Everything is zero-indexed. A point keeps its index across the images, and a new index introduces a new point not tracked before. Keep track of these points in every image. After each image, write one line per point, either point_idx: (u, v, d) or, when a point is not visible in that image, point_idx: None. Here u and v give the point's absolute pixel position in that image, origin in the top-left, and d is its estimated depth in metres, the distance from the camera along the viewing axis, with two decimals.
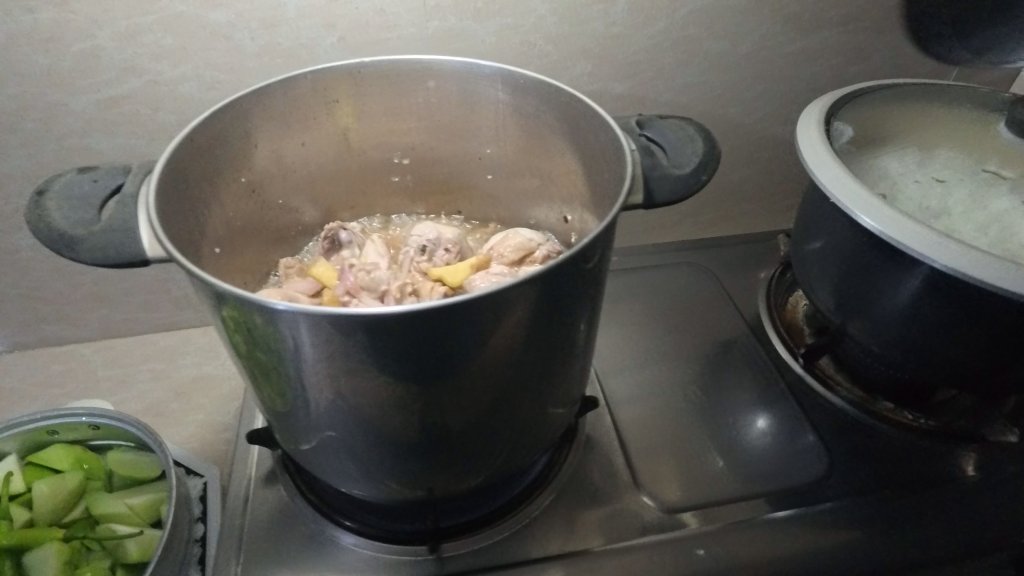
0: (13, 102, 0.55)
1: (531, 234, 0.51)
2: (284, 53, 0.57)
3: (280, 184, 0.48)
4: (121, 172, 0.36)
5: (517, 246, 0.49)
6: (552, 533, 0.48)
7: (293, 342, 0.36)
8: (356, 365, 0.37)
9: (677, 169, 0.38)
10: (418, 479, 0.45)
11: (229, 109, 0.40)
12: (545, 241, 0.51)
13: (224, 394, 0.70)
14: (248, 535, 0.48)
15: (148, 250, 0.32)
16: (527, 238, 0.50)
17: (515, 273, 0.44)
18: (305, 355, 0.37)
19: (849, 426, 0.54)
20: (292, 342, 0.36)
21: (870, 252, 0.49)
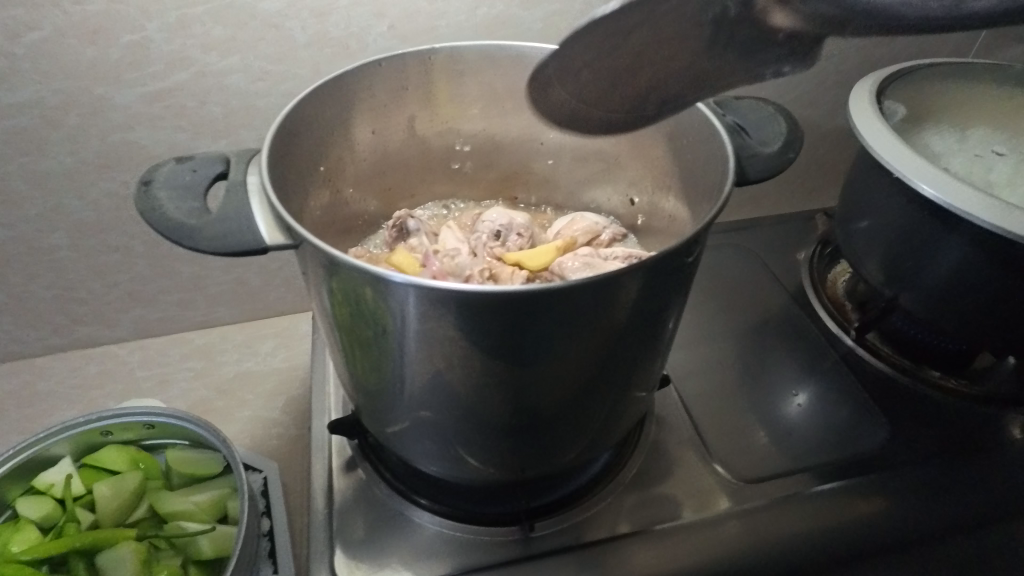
0: (58, 97, 0.53)
1: (595, 218, 0.51)
2: (334, 43, 0.56)
3: (351, 174, 0.48)
4: (218, 160, 0.36)
5: (585, 229, 0.50)
6: (636, 507, 0.48)
7: (402, 317, 0.36)
8: (462, 343, 0.37)
9: (766, 147, 0.39)
10: (504, 460, 0.45)
11: (318, 95, 0.39)
12: (608, 224, 0.51)
13: (269, 389, 0.70)
14: (331, 519, 0.47)
15: (267, 238, 0.32)
16: (592, 222, 0.51)
17: (594, 256, 0.45)
18: (411, 332, 0.37)
19: (903, 393, 0.56)
20: (401, 317, 0.36)
21: (921, 222, 0.51)
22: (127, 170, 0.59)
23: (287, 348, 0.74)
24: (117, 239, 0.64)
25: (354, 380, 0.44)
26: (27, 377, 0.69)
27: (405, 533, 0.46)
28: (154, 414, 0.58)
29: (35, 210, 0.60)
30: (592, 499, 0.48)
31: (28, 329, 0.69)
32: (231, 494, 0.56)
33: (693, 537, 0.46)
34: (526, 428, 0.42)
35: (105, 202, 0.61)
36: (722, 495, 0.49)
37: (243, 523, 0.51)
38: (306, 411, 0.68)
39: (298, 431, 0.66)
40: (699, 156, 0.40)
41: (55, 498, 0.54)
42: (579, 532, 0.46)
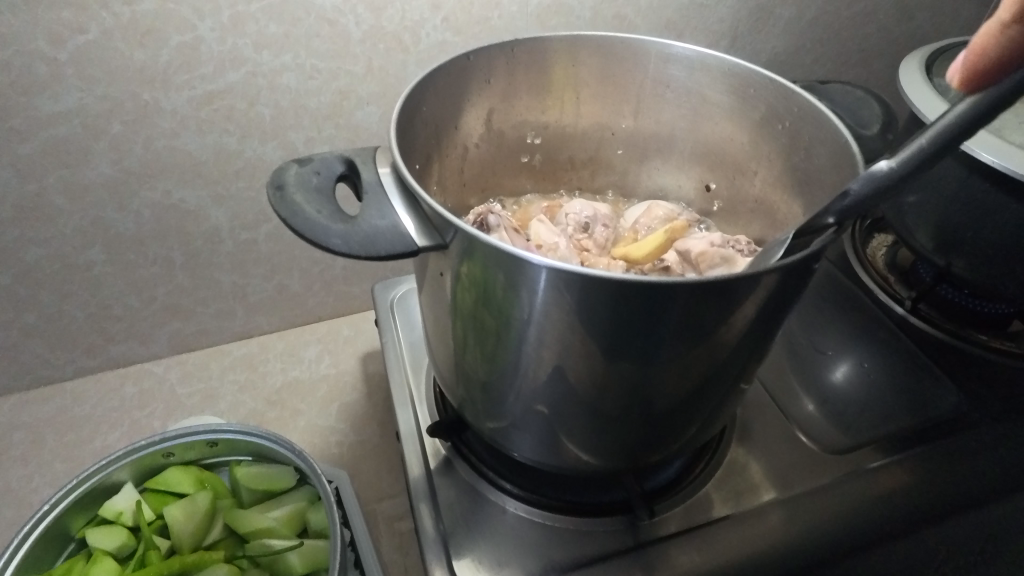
0: (102, 104, 0.51)
1: (671, 206, 0.53)
2: (389, 37, 0.54)
3: (436, 171, 0.47)
4: (336, 160, 0.35)
5: (664, 215, 0.51)
6: (735, 486, 0.49)
7: (530, 312, 0.34)
8: (589, 343, 0.34)
9: (866, 129, 0.41)
10: (613, 455, 0.43)
11: (423, 88, 0.39)
12: (683, 212, 0.53)
13: (321, 396, 0.67)
14: (436, 523, 0.46)
15: (418, 241, 0.31)
16: (669, 209, 0.52)
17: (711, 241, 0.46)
18: (535, 327, 0.35)
19: (960, 357, 0.58)
20: (529, 312, 0.34)
21: (978, 191, 0.52)
22: (170, 177, 0.57)
23: (332, 354, 0.71)
24: (157, 251, 0.62)
25: (459, 372, 0.43)
26: (59, 403, 0.65)
27: (505, 525, 0.46)
28: (218, 430, 0.56)
29: (72, 225, 0.57)
30: (689, 489, 0.48)
31: (60, 350, 0.65)
32: (311, 507, 0.54)
33: (785, 509, 0.47)
34: (636, 424, 0.41)
35: (146, 213, 0.59)
36: (806, 468, 0.50)
37: (337, 531, 0.48)
38: (364, 416, 0.65)
39: (359, 438, 0.63)
40: (799, 140, 0.42)
41: (128, 527, 0.53)
42: (678, 518, 0.47)
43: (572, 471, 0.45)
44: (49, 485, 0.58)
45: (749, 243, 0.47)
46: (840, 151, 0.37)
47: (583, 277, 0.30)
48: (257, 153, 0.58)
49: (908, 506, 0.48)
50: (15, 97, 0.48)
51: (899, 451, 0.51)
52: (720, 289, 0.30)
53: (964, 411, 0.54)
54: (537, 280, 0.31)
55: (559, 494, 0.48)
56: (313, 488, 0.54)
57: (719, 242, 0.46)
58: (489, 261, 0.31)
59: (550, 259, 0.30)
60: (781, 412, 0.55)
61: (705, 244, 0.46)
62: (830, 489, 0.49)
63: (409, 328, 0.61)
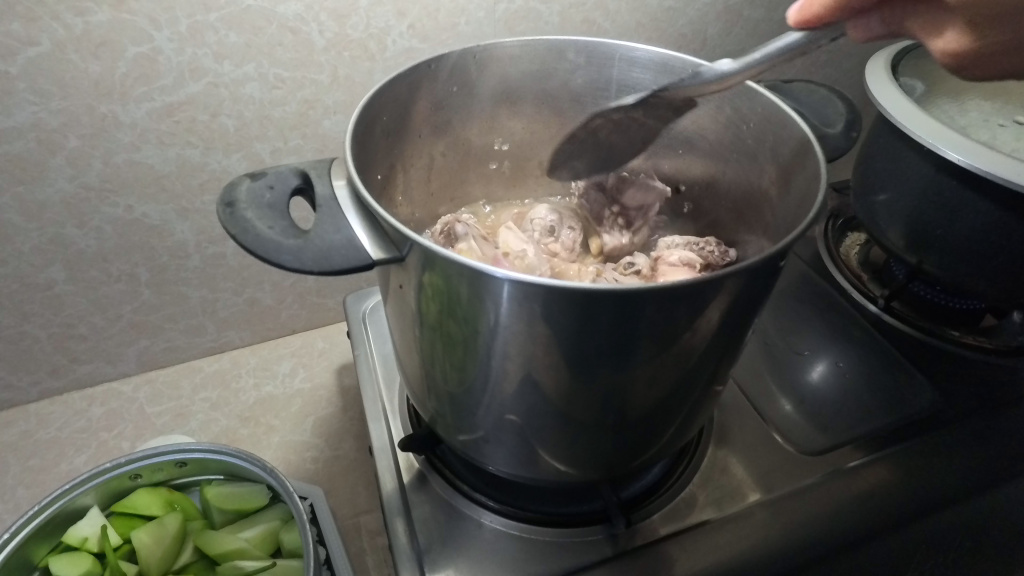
0: (57, 118, 0.49)
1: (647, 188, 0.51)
2: (353, 45, 0.54)
3: (401, 181, 0.46)
4: (291, 174, 0.34)
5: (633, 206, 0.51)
6: (714, 490, 0.48)
7: (494, 322, 0.33)
8: (554, 352, 0.33)
9: (831, 128, 0.41)
10: (589, 464, 0.43)
11: (385, 95, 0.39)
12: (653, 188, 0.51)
13: (295, 412, 0.65)
14: (413, 537, 0.45)
15: (374, 254, 0.30)
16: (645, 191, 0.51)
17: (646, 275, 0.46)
18: (500, 338, 0.34)
19: (932, 355, 0.58)
20: (493, 322, 0.33)
21: (949, 189, 0.51)
22: (131, 192, 0.55)
23: (306, 367, 0.70)
24: (121, 267, 0.60)
25: (428, 385, 0.42)
26: (23, 427, 0.63)
27: (482, 540, 0.45)
28: (188, 450, 0.54)
29: (31, 243, 0.55)
30: (668, 496, 0.48)
31: (22, 373, 0.63)
32: (284, 526, 0.52)
33: (768, 513, 0.47)
34: (610, 431, 0.40)
35: (108, 229, 0.57)
36: (786, 471, 0.50)
37: (310, 550, 0.46)
38: (340, 431, 0.64)
39: (335, 453, 0.62)
40: (765, 140, 0.42)
41: (93, 553, 0.51)
42: (659, 524, 0.46)
43: (547, 483, 0.45)
44: (12, 512, 0.56)
45: (719, 244, 0.47)
46: (804, 153, 0.37)
47: (546, 288, 0.29)
48: (222, 166, 0.57)
49: (887, 506, 0.48)
50: None
51: (877, 450, 0.51)
52: (686, 295, 0.30)
53: (939, 408, 0.54)
54: (501, 292, 0.30)
55: (537, 505, 0.47)
56: (286, 507, 0.53)
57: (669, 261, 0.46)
58: (451, 273, 0.30)
59: (511, 272, 0.29)
60: (757, 413, 0.54)
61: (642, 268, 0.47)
62: (811, 491, 0.48)
63: (382, 340, 0.60)
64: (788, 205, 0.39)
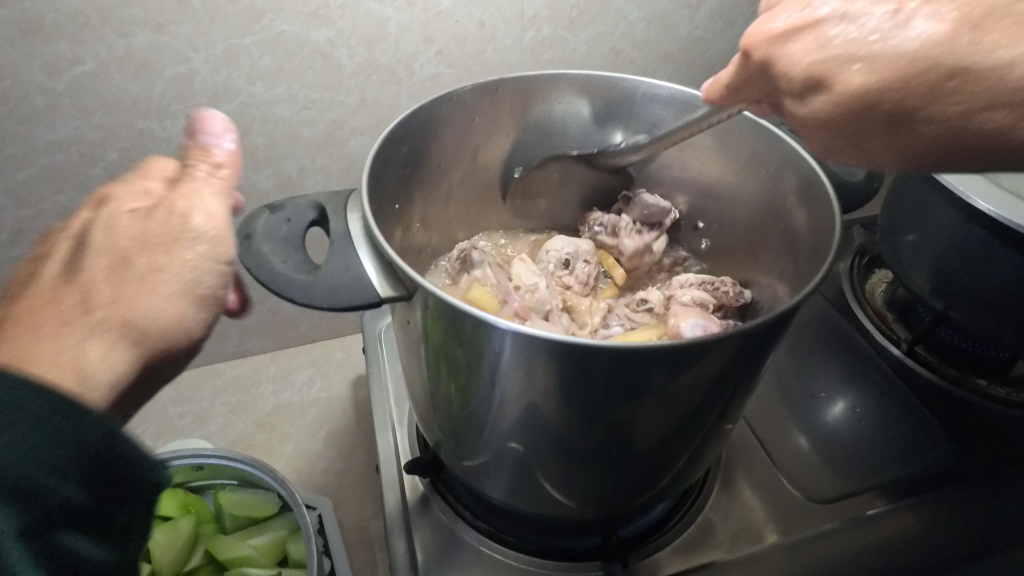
0: (98, 132, 0.52)
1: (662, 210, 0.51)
2: (381, 70, 0.55)
3: (418, 206, 0.47)
4: (309, 207, 0.36)
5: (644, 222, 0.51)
6: (716, 527, 0.48)
7: (494, 356, 0.33)
8: (553, 389, 0.34)
9: (852, 176, 0.41)
10: (589, 498, 0.43)
11: (401, 130, 0.40)
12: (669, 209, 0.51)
13: (310, 421, 0.67)
14: (421, 560, 0.45)
15: (382, 291, 0.32)
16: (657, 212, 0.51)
17: (655, 315, 0.46)
18: (501, 371, 0.34)
19: (955, 402, 0.56)
20: (493, 355, 0.33)
21: (976, 239, 0.50)
22: None
23: (324, 377, 0.72)
24: None
25: (432, 409, 0.43)
26: None
27: (479, 562, 0.45)
28: (204, 455, 0.56)
29: None
30: (674, 532, 0.48)
31: None
32: (291, 537, 0.54)
33: (783, 555, 0.46)
34: (615, 467, 0.40)
35: None
36: (794, 514, 0.49)
37: (314, 562, 0.47)
38: (351, 443, 0.65)
39: (346, 465, 0.63)
40: (784, 185, 0.42)
41: None
42: (669, 560, 0.46)
43: (547, 513, 0.45)
44: None
45: (733, 284, 0.47)
46: (821, 204, 0.38)
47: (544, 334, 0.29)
48: (251, 181, 0.58)
49: (897, 557, 0.47)
50: (15, 126, 0.49)
51: (894, 499, 0.50)
52: (692, 349, 0.31)
53: (957, 461, 0.52)
54: (507, 337, 0.31)
55: (537, 535, 0.47)
56: (294, 517, 0.54)
57: (687, 300, 0.45)
58: (454, 309, 0.31)
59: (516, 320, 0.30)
60: (768, 452, 0.53)
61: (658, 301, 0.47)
62: (820, 538, 0.47)
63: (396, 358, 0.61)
64: (806, 255, 0.40)
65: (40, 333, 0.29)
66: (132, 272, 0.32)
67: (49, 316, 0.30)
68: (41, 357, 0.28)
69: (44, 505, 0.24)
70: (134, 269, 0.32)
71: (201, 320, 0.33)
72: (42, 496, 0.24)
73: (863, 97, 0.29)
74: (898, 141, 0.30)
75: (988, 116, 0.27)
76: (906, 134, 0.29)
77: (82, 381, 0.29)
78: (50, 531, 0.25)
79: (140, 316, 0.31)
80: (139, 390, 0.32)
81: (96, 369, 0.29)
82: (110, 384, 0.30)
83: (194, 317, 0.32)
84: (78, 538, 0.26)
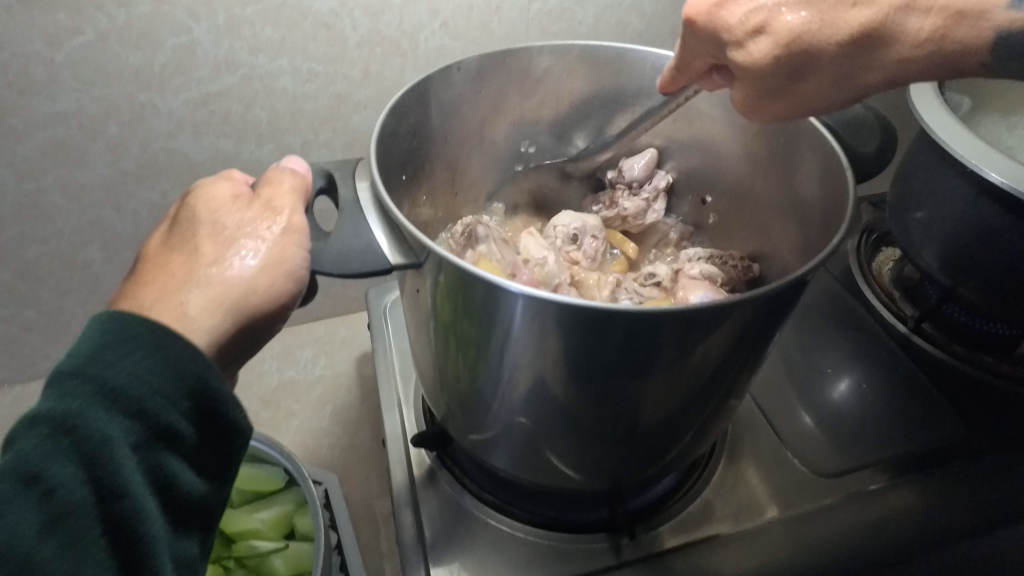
0: (99, 105, 0.51)
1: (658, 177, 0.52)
2: (386, 42, 0.54)
3: (424, 179, 0.47)
4: (318, 175, 0.36)
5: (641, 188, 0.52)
6: (721, 502, 0.48)
7: (503, 327, 0.33)
8: (562, 360, 0.33)
9: (864, 147, 0.40)
10: (597, 472, 0.43)
11: (408, 99, 0.40)
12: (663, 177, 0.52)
13: (315, 398, 0.67)
14: (428, 533, 0.45)
15: (392, 259, 0.32)
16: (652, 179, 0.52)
17: (664, 288, 0.45)
18: (510, 342, 0.34)
19: (962, 380, 0.56)
20: (502, 326, 0.33)
21: (988, 214, 0.49)
22: (166, 178, 0.57)
23: (328, 355, 0.72)
24: None
25: (439, 383, 0.43)
26: None
27: (486, 535, 0.46)
28: None
29: (71, 223, 0.57)
30: (680, 505, 0.48)
31: (59, 346, 0.66)
32: (298, 511, 0.54)
33: (785, 529, 0.46)
34: (620, 442, 0.40)
35: (143, 214, 0.59)
36: (799, 489, 0.49)
37: (322, 535, 0.47)
38: (357, 419, 0.65)
39: (351, 441, 0.63)
40: (795, 155, 0.42)
41: None
42: (670, 535, 0.46)
43: (554, 486, 0.45)
44: None
45: (742, 258, 0.47)
46: (835, 170, 0.37)
47: (554, 302, 0.29)
48: (254, 156, 0.58)
49: (902, 531, 0.47)
50: (15, 99, 0.49)
51: (897, 474, 0.50)
52: (701, 318, 0.30)
53: (964, 438, 0.52)
54: (514, 305, 0.31)
55: (543, 509, 0.47)
56: (301, 492, 0.54)
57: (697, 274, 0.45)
58: (464, 278, 0.31)
59: (526, 286, 0.30)
60: (774, 429, 0.53)
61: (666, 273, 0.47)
62: (825, 512, 0.47)
63: (400, 335, 0.60)
64: (816, 225, 0.40)
65: (162, 284, 0.31)
66: (231, 233, 0.32)
67: (170, 269, 0.31)
68: (160, 300, 0.30)
69: (164, 431, 0.27)
70: (232, 228, 0.32)
71: (289, 283, 0.31)
72: (164, 422, 0.27)
73: (780, 48, 0.32)
74: (810, 94, 0.33)
75: (898, 34, 0.30)
76: (814, 85, 0.33)
77: (185, 326, 0.29)
78: (163, 456, 0.27)
79: (235, 272, 0.30)
80: (241, 346, 0.32)
81: (199, 317, 0.30)
82: (211, 337, 0.30)
83: (279, 275, 0.31)
84: (184, 469, 0.28)
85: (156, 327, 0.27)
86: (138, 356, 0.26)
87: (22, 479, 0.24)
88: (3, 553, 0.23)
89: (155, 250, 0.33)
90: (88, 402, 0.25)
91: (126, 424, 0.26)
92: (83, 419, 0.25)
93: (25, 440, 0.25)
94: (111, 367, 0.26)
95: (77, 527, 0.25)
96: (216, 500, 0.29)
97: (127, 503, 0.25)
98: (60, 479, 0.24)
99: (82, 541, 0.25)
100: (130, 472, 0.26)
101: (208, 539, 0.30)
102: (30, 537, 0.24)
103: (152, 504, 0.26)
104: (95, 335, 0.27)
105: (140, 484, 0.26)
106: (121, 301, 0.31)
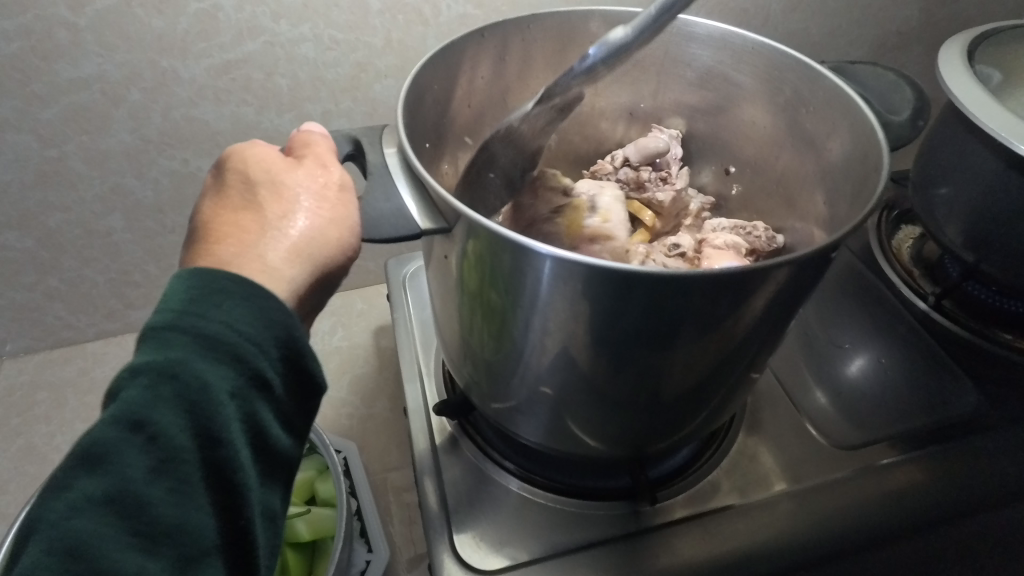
0: (121, 71, 0.51)
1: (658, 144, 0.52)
2: (409, 9, 0.54)
3: (449, 147, 0.47)
4: (345, 141, 0.36)
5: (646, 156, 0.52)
6: (739, 472, 0.49)
7: (532, 293, 0.33)
8: (590, 326, 0.33)
9: (897, 115, 0.41)
10: (619, 441, 0.43)
11: (437, 63, 0.39)
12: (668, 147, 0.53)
13: (333, 367, 0.68)
14: (451, 499, 0.46)
15: (423, 224, 0.31)
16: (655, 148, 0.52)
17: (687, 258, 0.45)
18: (538, 309, 0.34)
19: (982, 357, 0.56)
20: (531, 292, 0.32)
21: (1016, 187, 0.49)
22: (186, 146, 0.57)
23: (345, 327, 0.72)
24: (174, 219, 0.62)
25: (464, 352, 0.43)
26: (82, 364, 0.67)
27: (507, 501, 0.46)
28: None
29: (93, 190, 0.57)
30: (699, 475, 0.48)
31: (80, 314, 0.67)
32: (319, 477, 0.55)
33: (800, 500, 0.47)
34: (639, 411, 0.40)
35: (163, 182, 0.59)
36: (817, 461, 0.49)
37: (343, 499, 0.48)
38: (375, 389, 0.66)
39: (370, 410, 0.64)
40: (824, 123, 0.41)
41: None
42: (682, 505, 0.47)
43: (575, 454, 0.45)
44: (68, 443, 0.59)
45: (767, 228, 0.47)
46: (865, 137, 0.36)
47: (588, 265, 0.28)
48: (275, 125, 0.58)
49: (920, 505, 0.47)
50: (38, 63, 0.49)
51: (912, 449, 0.50)
52: (733, 285, 0.30)
53: (982, 414, 0.52)
54: (542, 268, 0.30)
55: (563, 476, 0.48)
56: (322, 459, 0.55)
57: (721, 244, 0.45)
58: (496, 244, 0.30)
59: (555, 249, 0.29)
60: (794, 402, 0.53)
61: (690, 242, 0.47)
62: (842, 484, 0.48)
63: (420, 305, 0.61)
64: (843, 193, 0.39)
65: (237, 240, 0.30)
66: (294, 189, 0.32)
67: (241, 226, 0.31)
68: (239, 255, 0.29)
69: (256, 378, 0.27)
70: (293, 185, 0.32)
71: (358, 234, 0.32)
72: (256, 369, 0.27)
73: None
74: None
75: None
76: None
77: (271, 274, 0.29)
78: (255, 404, 0.27)
79: (304, 226, 0.31)
80: (313, 301, 0.32)
81: (281, 267, 0.30)
82: (294, 287, 0.30)
83: (348, 227, 0.32)
84: (272, 419, 0.28)
85: (244, 279, 0.28)
86: (230, 306, 0.27)
87: (125, 425, 0.24)
88: (116, 494, 0.23)
89: (206, 213, 0.32)
90: (186, 350, 0.25)
91: (223, 369, 0.26)
92: (184, 365, 0.25)
93: (125, 390, 0.25)
94: (204, 316, 0.26)
95: (182, 473, 0.24)
96: (295, 454, 0.30)
97: (226, 450, 0.25)
98: (164, 424, 0.24)
99: (188, 485, 0.24)
100: (229, 418, 0.26)
101: (286, 497, 0.30)
102: (139, 481, 0.24)
103: (245, 452, 0.26)
104: (185, 289, 0.27)
105: (238, 430, 0.26)
106: (192, 259, 0.30)
